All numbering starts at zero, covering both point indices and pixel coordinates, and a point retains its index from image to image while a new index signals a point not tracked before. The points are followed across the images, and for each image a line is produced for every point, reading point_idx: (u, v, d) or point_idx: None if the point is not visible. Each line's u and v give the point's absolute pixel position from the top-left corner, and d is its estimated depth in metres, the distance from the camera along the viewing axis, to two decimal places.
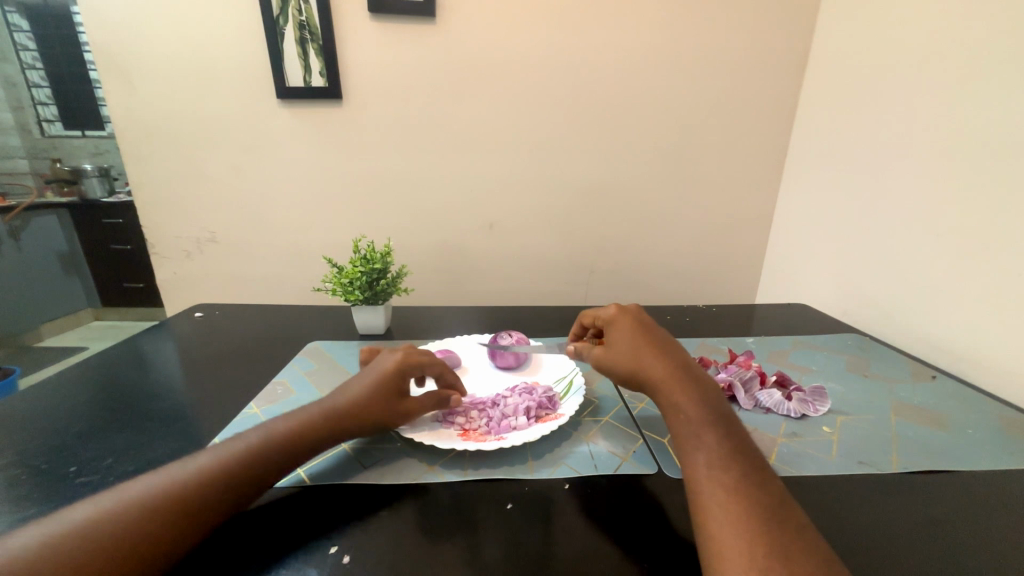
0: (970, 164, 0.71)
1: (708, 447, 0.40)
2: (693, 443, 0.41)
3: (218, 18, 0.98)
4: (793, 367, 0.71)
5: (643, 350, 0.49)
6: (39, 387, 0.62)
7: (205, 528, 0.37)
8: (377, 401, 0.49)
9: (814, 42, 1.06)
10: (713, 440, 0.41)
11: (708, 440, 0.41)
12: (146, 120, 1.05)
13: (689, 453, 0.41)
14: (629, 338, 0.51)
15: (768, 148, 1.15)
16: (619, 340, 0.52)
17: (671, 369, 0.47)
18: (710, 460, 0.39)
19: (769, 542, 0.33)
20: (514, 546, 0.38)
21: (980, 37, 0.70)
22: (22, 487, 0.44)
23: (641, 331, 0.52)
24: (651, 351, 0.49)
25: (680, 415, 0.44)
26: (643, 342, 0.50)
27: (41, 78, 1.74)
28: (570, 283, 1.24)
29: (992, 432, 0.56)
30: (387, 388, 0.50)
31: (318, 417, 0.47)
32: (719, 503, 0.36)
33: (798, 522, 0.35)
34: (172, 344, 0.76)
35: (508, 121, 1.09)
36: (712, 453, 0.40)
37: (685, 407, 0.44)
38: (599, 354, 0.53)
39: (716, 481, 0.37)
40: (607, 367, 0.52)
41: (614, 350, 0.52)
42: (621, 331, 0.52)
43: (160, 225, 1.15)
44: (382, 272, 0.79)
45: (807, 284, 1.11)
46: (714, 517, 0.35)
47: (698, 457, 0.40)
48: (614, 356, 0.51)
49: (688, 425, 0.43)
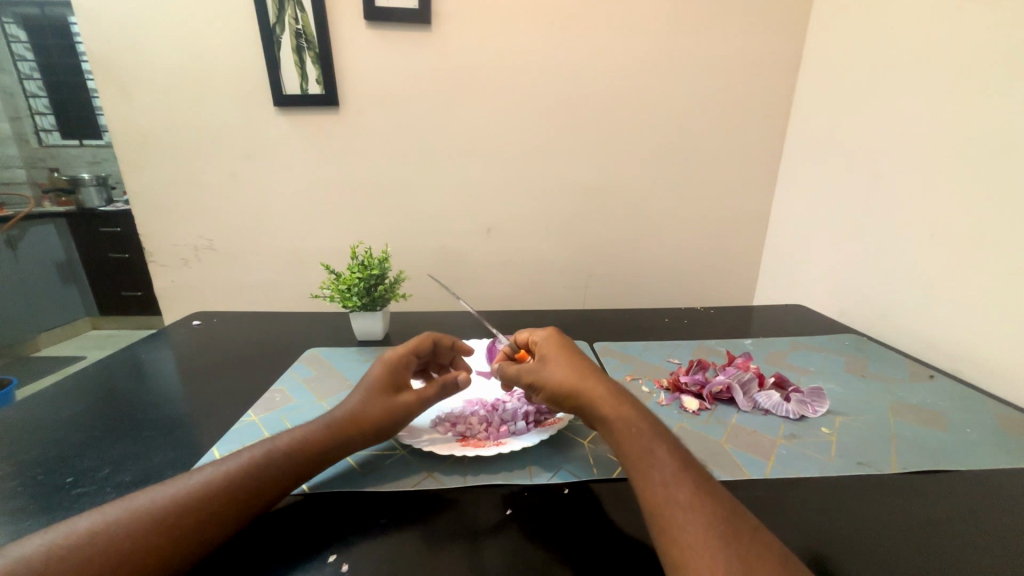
0: (963, 163, 0.72)
1: (661, 461, 0.40)
2: (646, 459, 0.40)
3: (213, 26, 0.99)
4: (791, 368, 0.71)
5: (581, 370, 0.48)
6: (37, 398, 0.61)
7: (199, 549, 0.36)
8: (404, 356, 0.56)
9: (805, 44, 1.07)
10: (665, 453, 0.40)
11: (660, 455, 0.40)
12: (143, 130, 1.06)
13: (644, 467, 0.40)
14: (567, 361, 0.50)
15: (763, 150, 1.16)
16: (556, 363, 0.50)
17: (610, 390, 0.46)
18: (666, 476, 0.38)
19: (733, 554, 0.33)
20: (514, 553, 0.38)
21: (979, 39, 0.70)
22: (18, 499, 0.44)
23: (574, 354, 0.51)
24: (590, 373, 0.48)
25: (629, 431, 0.42)
26: (581, 363, 0.49)
27: (39, 88, 1.78)
28: (568, 286, 1.24)
29: (990, 432, 0.56)
30: (412, 351, 0.57)
31: (323, 429, 0.47)
32: (680, 518, 0.35)
33: (754, 528, 0.35)
34: (170, 352, 0.76)
35: (504, 124, 1.09)
36: (667, 469, 0.39)
37: (633, 421, 0.43)
38: (535, 374, 0.50)
39: (673, 497, 0.37)
40: (544, 389, 0.49)
41: (551, 371, 0.49)
42: (556, 355, 0.51)
43: (158, 233, 1.15)
44: (380, 279, 0.79)
45: (805, 284, 1.10)
46: (680, 537, 0.34)
47: (652, 473, 0.39)
48: (551, 376, 0.49)
49: (638, 439, 0.42)
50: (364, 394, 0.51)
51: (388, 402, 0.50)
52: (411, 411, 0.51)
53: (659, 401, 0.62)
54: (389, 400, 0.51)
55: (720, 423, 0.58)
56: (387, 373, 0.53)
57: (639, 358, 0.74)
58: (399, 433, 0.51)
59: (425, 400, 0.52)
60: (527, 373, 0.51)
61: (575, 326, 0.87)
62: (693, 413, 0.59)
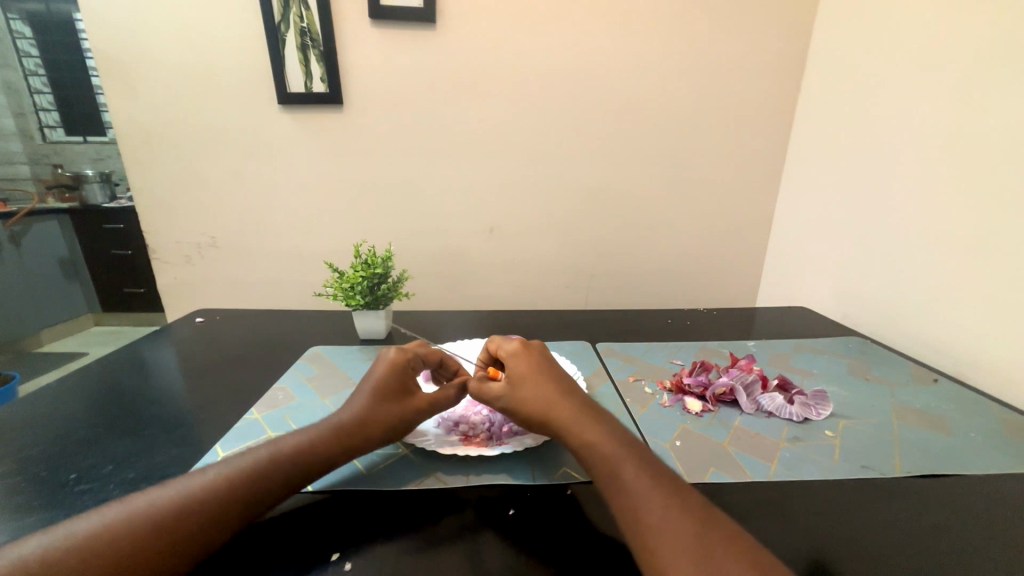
0: (968, 165, 0.72)
1: (631, 479, 0.40)
2: (617, 479, 0.41)
3: (218, 23, 0.99)
4: (794, 371, 0.71)
5: (551, 395, 0.48)
6: (40, 395, 0.61)
7: (199, 553, 0.36)
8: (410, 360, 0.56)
9: (810, 45, 1.07)
10: (635, 471, 0.41)
11: (630, 472, 0.41)
12: (147, 127, 1.06)
13: (617, 486, 0.40)
14: (538, 384, 0.50)
15: (768, 152, 1.16)
16: (527, 384, 0.50)
17: (579, 413, 0.46)
18: (637, 495, 0.39)
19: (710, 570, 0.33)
20: (515, 554, 0.38)
21: (985, 41, 0.70)
22: (22, 496, 0.44)
23: (545, 374, 0.51)
24: (559, 398, 0.48)
25: (597, 453, 0.43)
26: (551, 385, 0.49)
27: (43, 84, 1.78)
28: (571, 286, 1.24)
29: (993, 436, 0.56)
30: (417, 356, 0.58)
31: (328, 433, 0.47)
32: (656, 534, 0.36)
33: (733, 536, 0.36)
34: (173, 349, 0.76)
35: (508, 124, 1.09)
36: (638, 488, 0.39)
37: (601, 442, 0.43)
38: (506, 396, 0.50)
39: (647, 514, 0.37)
40: (516, 414, 0.49)
41: (522, 394, 0.49)
42: (526, 376, 0.51)
43: (161, 230, 1.15)
44: (383, 277, 0.79)
45: (808, 286, 1.10)
46: (657, 555, 0.35)
47: (625, 493, 0.39)
48: (521, 403, 0.49)
49: (607, 461, 0.42)
50: (373, 393, 0.51)
51: (397, 405, 0.51)
52: (419, 413, 0.51)
53: (663, 403, 0.62)
54: (398, 401, 0.51)
55: (724, 424, 0.57)
56: (394, 374, 0.54)
57: (642, 359, 0.74)
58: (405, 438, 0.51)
59: (434, 405, 0.53)
60: (497, 395, 0.51)
61: (578, 326, 0.87)
62: (697, 415, 0.59)
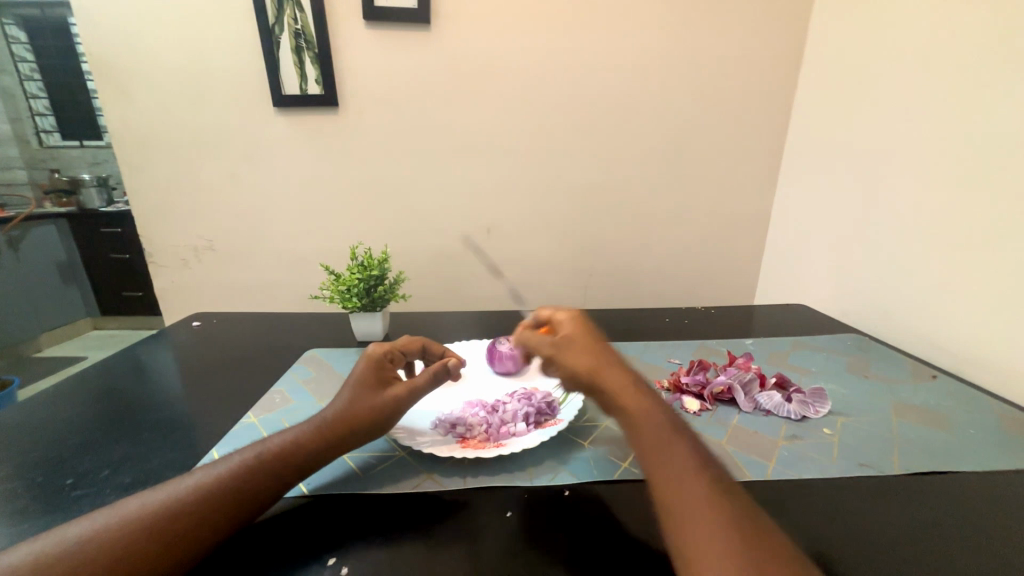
0: (966, 161, 0.72)
1: (679, 458, 0.38)
2: (664, 454, 0.39)
3: (211, 26, 0.99)
4: (792, 369, 0.71)
5: (604, 360, 0.46)
6: (36, 399, 0.61)
7: (192, 555, 0.36)
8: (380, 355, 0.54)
9: (806, 42, 1.07)
10: (683, 450, 0.39)
11: (678, 450, 0.39)
12: (143, 130, 1.06)
13: (662, 462, 0.38)
14: (592, 346, 0.47)
15: (765, 150, 1.15)
16: (582, 342, 0.47)
17: (630, 383, 0.44)
18: (680, 475, 0.37)
19: (739, 553, 0.32)
20: (514, 555, 0.38)
21: (983, 38, 0.69)
22: (17, 501, 0.44)
23: (599, 339, 0.48)
24: (612, 365, 0.45)
25: (648, 424, 0.41)
26: (605, 351, 0.47)
27: (39, 89, 1.79)
28: (569, 286, 1.24)
29: (993, 433, 0.56)
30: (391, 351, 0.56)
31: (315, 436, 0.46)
32: (693, 517, 0.34)
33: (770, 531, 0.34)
34: (171, 353, 0.76)
35: (504, 124, 1.09)
36: (682, 469, 0.37)
37: (652, 415, 0.41)
38: (558, 350, 0.48)
39: (687, 494, 0.36)
40: (563, 368, 0.47)
41: (574, 352, 0.46)
42: (583, 337, 0.48)
43: (158, 233, 1.15)
44: (379, 279, 0.78)
45: (806, 284, 1.10)
46: (689, 539, 0.34)
47: (669, 469, 0.38)
48: (575, 361, 0.46)
49: (656, 434, 0.40)
50: (350, 392, 0.50)
51: (373, 400, 0.50)
52: (398, 401, 0.51)
53: None
54: (373, 397, 0.50)
55: (721, 423, 0.57)
56: (368, 371, 0.52)
57: (639, 358, 0.74)
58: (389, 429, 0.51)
59: (415, 390, 0.52)
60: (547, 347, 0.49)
61: None
62: (695, 414, 0.59)
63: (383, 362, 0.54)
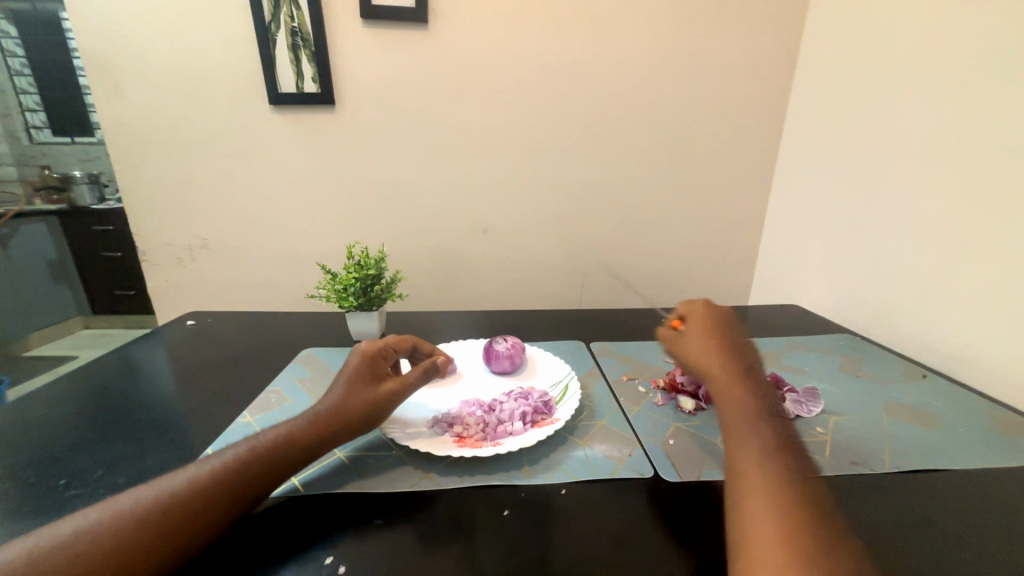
0: (957, 164, 0.73)
1: (756, 448, 0.40)
2: (743, 443, 0.41)
3: (206, 22, 0.98)
4: (786, 368, 0.72)
5: (711, 352, 0.49)
6: (28, 398, 0.61)
7: (188, 550, 0.36)
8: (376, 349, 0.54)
9: (801, 45, 1.08)
10: (762, 440, 0.41)
11: (757, 441, 0.41)
12: (136, 127, 1.05)
13: (740, 450, 0.41)
14: (704, 338, 0.50)
15: (760, 151, 1.16)
16: (697, 335, 0.51)
17: (730, 375, 0.46)
18: (752, 462, 0.39)
19: (780, 537, 0.34)
20: (509, 554, 0.38)
21: (974, 43, 0.70)
22: (10, 501, 0.43)
23: (718, 332, 0.51)
24: (717, 356, 0.48)
25: (738, 413, 0.43)
26: (718, 342, 0.49)
27: (29, 84, 1.77)
28: (565, 286, 1.24)
29: (982, 432, 0.57)
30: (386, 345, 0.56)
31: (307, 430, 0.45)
32: (752, 499, 0.37)
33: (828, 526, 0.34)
34: (164, 352, 0.75)
35: (501, 123, 1.09)
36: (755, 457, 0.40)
37: (741, 405, 0.44)
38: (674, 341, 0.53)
39: (754, 479, 0.38)
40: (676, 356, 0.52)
41: (687, 343, 0.51)
42: (702, 330, 0.51)
43: (151, 231, 1.14)
44: (376, 278, 0.78)
45: (800, 285, 1.11)
46: (742, 517, 0.36)
47: (744, 456, 0.40)
48: (687, 350, 0.51)
49: (742, 424, 0.42)
50: (345, 387, 0.50)
51: (369, 394, 0.50)
52: (393, 395, 0.51)
53: (656, 402, 0.62)
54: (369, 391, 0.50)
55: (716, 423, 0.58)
56: (363, 365, 0.52)
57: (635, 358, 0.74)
58: (382, 423, 0.51)
59: (407, 385, 0.53)
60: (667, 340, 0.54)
61: (572, 326, 0.87)
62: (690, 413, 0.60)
63: (379, 356, 0.54)
